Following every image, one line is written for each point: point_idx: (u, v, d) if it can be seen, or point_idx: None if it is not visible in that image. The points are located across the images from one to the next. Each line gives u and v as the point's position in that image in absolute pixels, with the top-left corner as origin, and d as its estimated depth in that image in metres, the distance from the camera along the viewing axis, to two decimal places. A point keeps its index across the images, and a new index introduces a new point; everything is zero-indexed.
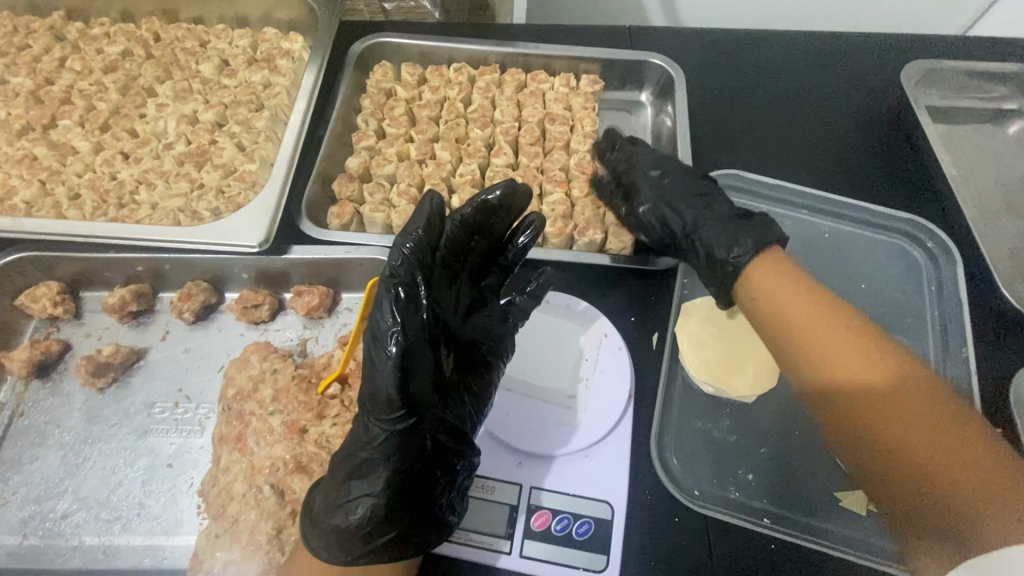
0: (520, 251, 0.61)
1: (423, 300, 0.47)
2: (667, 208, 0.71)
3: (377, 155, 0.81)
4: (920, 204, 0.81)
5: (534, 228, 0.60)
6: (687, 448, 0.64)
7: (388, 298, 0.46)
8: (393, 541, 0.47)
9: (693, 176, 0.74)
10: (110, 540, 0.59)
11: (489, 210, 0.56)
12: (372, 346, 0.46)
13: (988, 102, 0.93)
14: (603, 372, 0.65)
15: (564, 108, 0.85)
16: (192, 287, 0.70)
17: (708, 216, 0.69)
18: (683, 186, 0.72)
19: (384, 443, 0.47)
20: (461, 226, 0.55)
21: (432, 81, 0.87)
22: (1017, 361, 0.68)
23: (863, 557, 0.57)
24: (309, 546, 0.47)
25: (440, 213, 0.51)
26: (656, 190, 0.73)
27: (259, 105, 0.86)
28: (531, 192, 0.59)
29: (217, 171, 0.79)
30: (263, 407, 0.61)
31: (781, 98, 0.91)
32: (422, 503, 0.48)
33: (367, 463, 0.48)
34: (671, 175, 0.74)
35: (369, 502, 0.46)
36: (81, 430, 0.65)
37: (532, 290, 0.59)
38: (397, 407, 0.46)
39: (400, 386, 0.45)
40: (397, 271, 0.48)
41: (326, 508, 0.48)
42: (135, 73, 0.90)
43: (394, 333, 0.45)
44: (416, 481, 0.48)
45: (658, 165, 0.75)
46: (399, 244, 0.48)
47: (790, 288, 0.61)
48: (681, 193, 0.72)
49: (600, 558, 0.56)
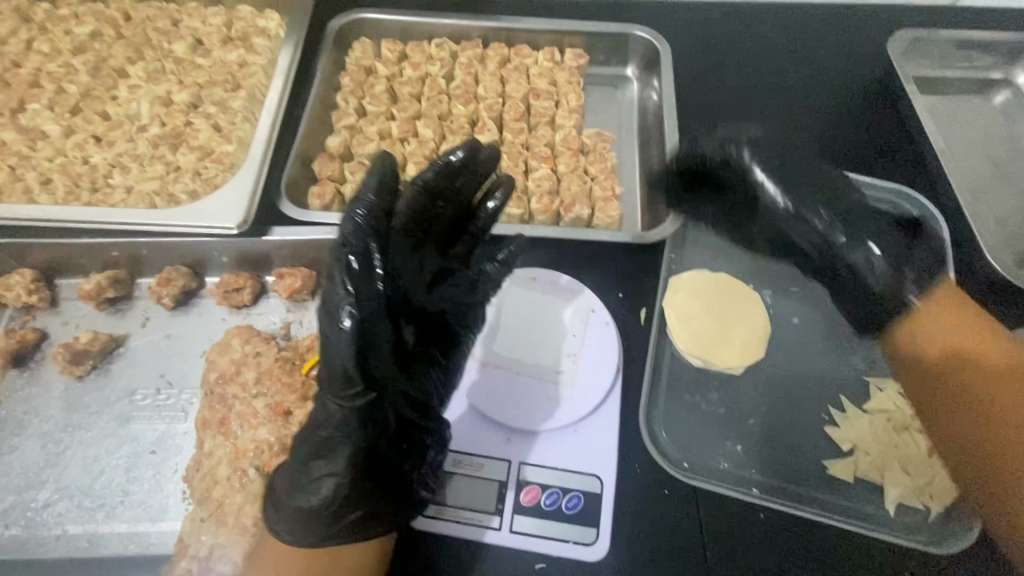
0: (491, 217, 0.59)
1: (377, 269, 0.46)
2: (816, 226, 0.62)
3: (358, 134, 0.79)
4: (907, 173, 0.80)
5: (503, 192, 0.58)
6: (677, 421, 0.64)
7: (340, 269, 0.45)
8: (362, 520, 0.49)
9: (829, 181, 0.66)
10: (94, 528, 0.58)
11: (453, 170, 0.53)
12: (326, 320, 0.45)
13: (975, 72, 0.92)
14: (590, 347, 0.65)
15: (548, 83, 0.84)
16: (171, 271, 0.69)
17: (853, 229, 0.63)
18: (826, 200, 0.64)
19: (344, 420, 0.46)
20: (421, 189, 0.52)
21: (414, 57, 0.85)
22: (1002, 327, 0.69)
23: (847, 522, 0.58)
24: (275, 530, 0.49)
25: (392, 178, 0.49)
26: (805, 207, 0.63)
27: (236, 84, 0.83)
28: (498, 153, 0.57)
29: (193, 153, 0.77)
30: (245, 390, 0.60)
31: (767, 71, 0.90)
32: (388, 481, 0.50)
33: (327, 442, 0.48)
34: (807, 188, 0.64)
35: (333, 482, 0.47)
36: (62, 418, 0.64)
37: (502, 259, 0.58)
38: (354, 381, 0.45)
39: (359, 361, 0.44)
40: (348, 239, 0.46)
41: (290, 490, 0.49)
42: (107, 54, 0.87)
43: (347, 306, 0.44)
44: (382, 459, 0.50)
45: (794, 181, 0.64)
46: (350, 211, 0.46)
47: (973, 334, 0.60)
48: (830, 205, 0.64)
49: (590, 531, 0.56)
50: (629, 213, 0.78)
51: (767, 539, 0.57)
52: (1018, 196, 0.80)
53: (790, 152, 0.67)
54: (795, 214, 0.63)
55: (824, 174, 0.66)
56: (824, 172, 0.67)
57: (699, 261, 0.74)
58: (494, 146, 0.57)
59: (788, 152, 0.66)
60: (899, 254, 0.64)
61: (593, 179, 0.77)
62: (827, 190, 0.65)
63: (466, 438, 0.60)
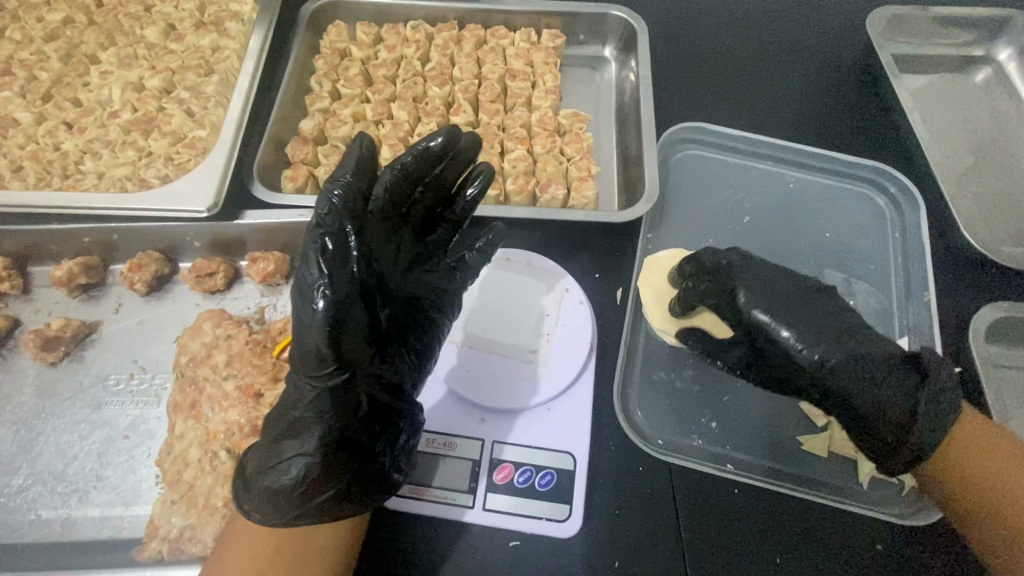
0: (469, 204, 0.60)
1: (353, 252, 0.45)
2: (808, 362, 0.55)
3: (332, 117, 0.78)
4: (885, 151, 0.80)
5: (481, 181, 0.59)
6: (651, 400, 0.64)
7: (314, 249, 0.44)
8: (333, 500, 0.47)
9: (827, 314, 0.57)
10: (67, 512, 0.58)
11: (432, 157, 0.55)
12: (299, 301, 0.45)
13: (957, 49, 0.91)
14: (565, 325, 0.64)
15: (524, 64, 0.83)
16: (143, 257, 0.68)
17: (849, 363, 0.54)
18: (820, 331, 0.55)
19: (317, 400, 0.46)
20: (399, 176, 0.54)
21: (389, 39, 0.84)
22: (975, 302, 0.69)
23: (822, 495, 0.58)
24: (244, 510, 0.47)
25: (369, 161, 0.49)
26: (784, 328, 0.55)
27: (209, 70, 0.82)
28: (477, 142, 0.59)
29: (165, 138, 0.76)
30: (216, 373, 0.59)
31: (746, 51, 0.89)
32: (361, 462, 0.48)
33: (299, 421, 0.47)
34: (785, 307, 0.56)
35: (303, 462, 0.46)
36: (34, 405, 0.64)
37: (480, 247, 0.59)
38: (327, 363, 0.45)
39: (332, 343, 0.44)
40: (324, 221, 0.45)
41: (260, 468, 0.47)
42: (78, 40, 0.85)
43: (321, 286, 0.44)
44: (355, 439, 0.48)
45: (788, 315, 0.56)
46: (327, 191, 0.46)
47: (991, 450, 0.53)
48: (827, 335, 0.55)
49: (564, 508, 0.56)
50: (606, 193, 0.77)
51: (741, 512, 0.57)
52: (997, 172, 0.80)
53: (780, 274, 0.60)
54: (777, 349, 0.56)
55: (820, 302, 0.58)
56: (822, 302, 0.58)
57: (675, 240, 0.74)
58: (473, 134, 0.59)
59: (777, 272, 0.60)
60: (906, 394, 0.53)
61: (569, 160, 0.76)
62: (821, 315, 0.57)
63: (441, 418, 0.60)
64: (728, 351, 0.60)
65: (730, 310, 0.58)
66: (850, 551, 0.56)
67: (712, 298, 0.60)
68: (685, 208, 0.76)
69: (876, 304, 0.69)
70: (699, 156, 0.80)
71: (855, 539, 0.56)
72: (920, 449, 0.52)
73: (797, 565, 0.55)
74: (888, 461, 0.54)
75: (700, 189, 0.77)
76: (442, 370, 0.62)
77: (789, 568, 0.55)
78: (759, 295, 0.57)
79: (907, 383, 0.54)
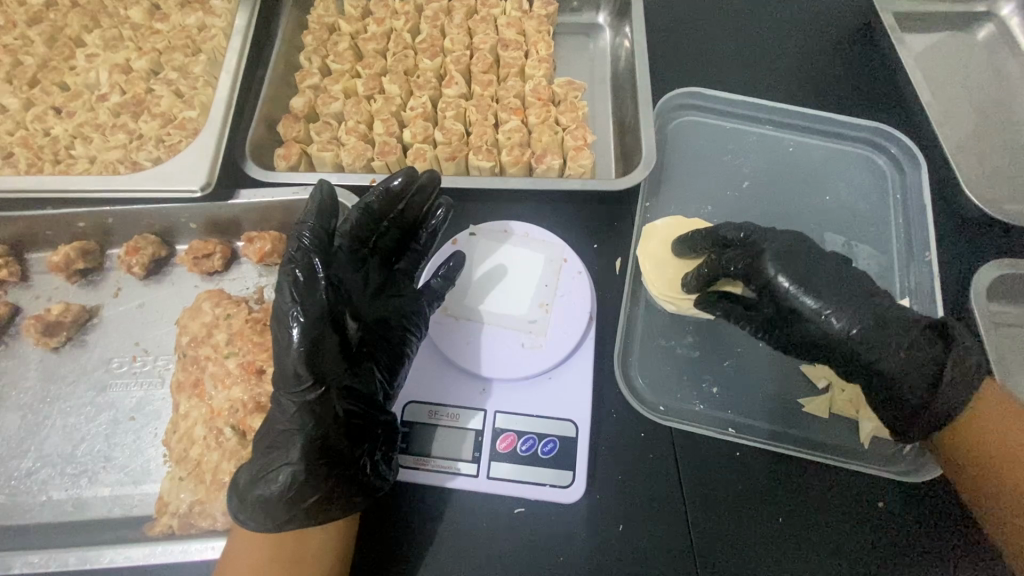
0: (432, 234, 0.62)
1: (323, 281, 0.50)
2: (834, 330, 0.53)
3: (322, 93, 0.78)
4: (886, 111, 0.79)
5: (442, 211, 0.62)
6: (652, 367, 0.64)
7: (287, 281, 0.49)
8: (318, 504, 0.49)
9: (856, 283, 0.55)
10: (78, 492, 0.59)
11: (393, 196, 0.57)
12: (277, 328, 0.49)
13: (960, 5, 0.89)
14: (564, 297, 0.64)
15: (517, 32, 0.81)
16: (140, 240, 0.68)
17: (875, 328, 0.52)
18: (849, 297, 0.54)
19: (298, 414, 0.49)
20: (364, 214, 0.56)
21: (377, 13, 0.83)
22: (977, 261, 0.68)
23: (824, 457, 0.58)
24: (238, 520, 0.49)
25: (329, 203, 0.53)
26: (809, 297, 0.54)
27: (196, 49, 0.80)
28: (437, 176, 0.61)
29: (155, 120, 0.75)
30: (217, 352, 0.60)
31: (742, 15, 0.88)
32: (342, 468, 0.50)
33: (283, 434, 0.49)
34: (813, 274, 0.54)
35: (288, 471, 0.48)
36: (39, 391, 0.64)
37: (443, 273, 0.61)
38: (304, 379, 0.48)
39: (308, 360, 0.48)
40: (294, 257, 0.50)
41: (250, 480, 0.49)
42: (62, 23, 0.83)
43: (293, 312, 0.48)
44: (335, 448, 0.50)
45: (815, 283, 0.54)
46: (297, 234, 0.51)
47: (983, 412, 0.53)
48: (857, 304, 0.53)
49: (567, 474, 0.56)
50: (602, 163, 0.77)
51: (746, 476, 0.58)
52: (998, 130, 0.79)
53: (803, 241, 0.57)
54: (804, 317, 0.54)
55: (846, 273, 0.56)
56: (851, 272, 0.56)
57: (673, 208, 0.73)
58: (431, 170, 0.61)
59: (801, 241, 0.57)
60: (933, 362, 0.52)
61: (564, 129, 0.74)
62: (850, 286, 0.55)
63: (442, 391, 0.60)
64: (746, 321, 0.59)
65: (756, 278, 0.56)
66: (852, 518, 0.56)
67: (739, 266, 0.57)
68: (682, 174, 0.75)
69: (877, 265, 0.69)
70: (695, 121, 0.79)
71: (862, 500, 0.56)
72: (944, 411, 0.52)
73: (802, 535, 0.55)
74: (911, 424, 0.53)
75: (698, 155, 0.76)
76: (440, 345, 0.62)
77: (794, 534, 0.55)
78: (787, 266, 0.55)
79: (932, 350, 0.53)
